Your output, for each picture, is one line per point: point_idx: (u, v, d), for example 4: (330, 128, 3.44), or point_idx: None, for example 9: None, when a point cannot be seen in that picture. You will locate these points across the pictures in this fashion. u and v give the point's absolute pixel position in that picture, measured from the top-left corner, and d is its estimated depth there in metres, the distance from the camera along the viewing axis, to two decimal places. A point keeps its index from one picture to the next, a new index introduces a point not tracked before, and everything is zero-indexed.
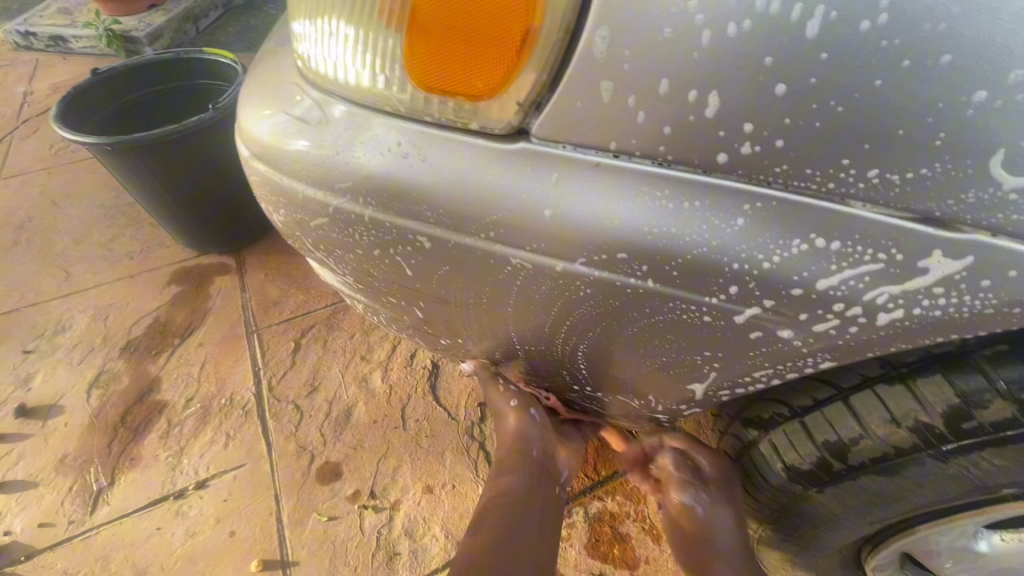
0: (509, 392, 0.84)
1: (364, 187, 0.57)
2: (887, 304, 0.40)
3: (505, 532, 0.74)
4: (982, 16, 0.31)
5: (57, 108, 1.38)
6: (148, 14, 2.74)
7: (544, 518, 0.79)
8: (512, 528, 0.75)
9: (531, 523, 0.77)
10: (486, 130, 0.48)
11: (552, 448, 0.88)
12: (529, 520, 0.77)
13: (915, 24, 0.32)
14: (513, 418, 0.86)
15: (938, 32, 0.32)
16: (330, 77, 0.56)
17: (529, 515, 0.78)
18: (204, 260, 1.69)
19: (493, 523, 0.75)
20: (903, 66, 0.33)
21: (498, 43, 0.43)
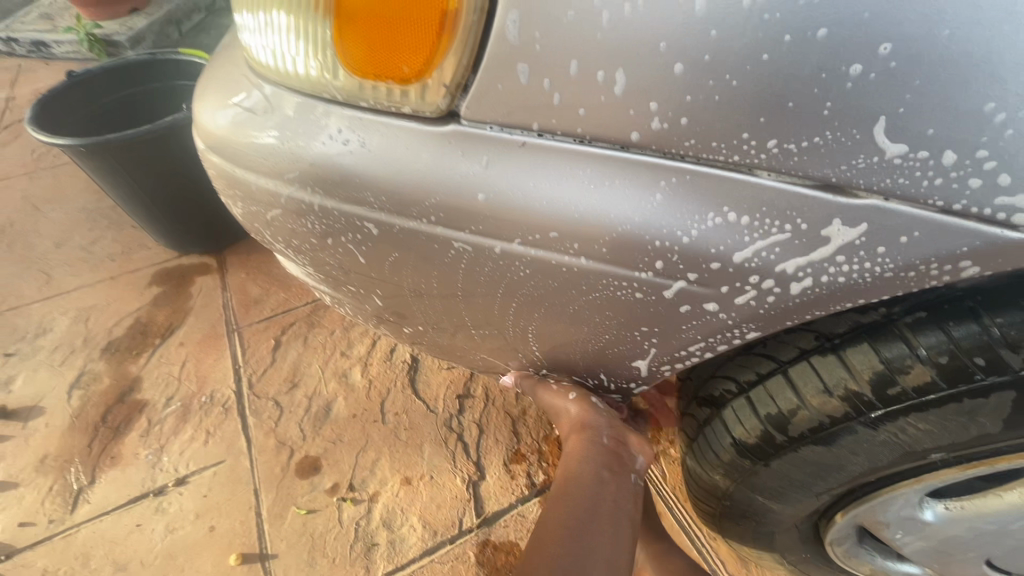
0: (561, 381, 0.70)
1: (311, 175, 0.58)
2: (796, 274, 0.42)
3: (570, 553, 0.63)
4: None
5: (31, 111, 1.39)
6: (130, 18, 2.75)
7: (616, 527, 0.67)
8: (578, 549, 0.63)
9: (602, 536, 0.65)
10: (418, 114, 0.49)
11: (622, 435, 0.72)
12: (598, 532, 0.65)
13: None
14: (574, 409, 0.71)
15: (812, 6, 0.33)
16: (273, 68, 0.57)
17: (598, 527, 0.66)
18: (185, 261, 1.70)
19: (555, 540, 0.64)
20: (785, 41, 0.34)
21: (419, 26, 0.44)
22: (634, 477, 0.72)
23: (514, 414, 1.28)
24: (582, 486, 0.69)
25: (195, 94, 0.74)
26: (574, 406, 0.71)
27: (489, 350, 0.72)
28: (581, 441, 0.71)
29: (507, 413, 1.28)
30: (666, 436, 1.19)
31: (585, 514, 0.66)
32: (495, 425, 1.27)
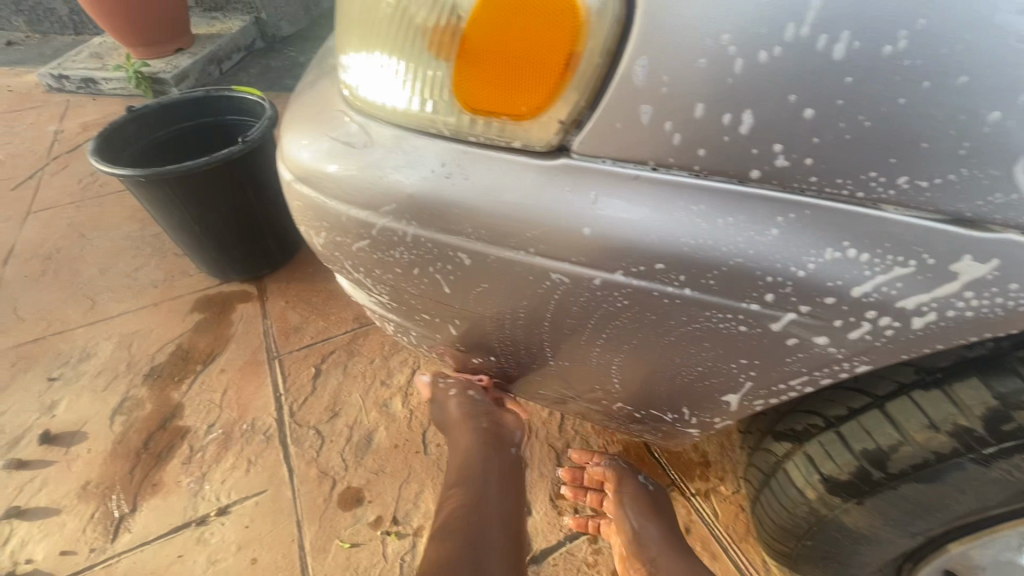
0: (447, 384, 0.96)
1: (406, 206, 0.60)
2: (919, 309, 0.42)
3: (469, 513, 0.84)
4: (997, 31, 0.33)
5: (94, 143, 1.44)
6: (175, 57, 2.90)
7: (502, 491, 0.89)
8: (473, 510, 0.84)
9: (492, 498, 0.87)
10: (527, 148, 0.51)
11: (496, 419, 0.96)
12: (488, 495, 0.87)
13: (936, 46, 0.34)
14: (455, 404, 0.96)
15: (956, 54, 0.34)
16: (377, 105, 0.60)
17: (489, 485, 0.89)
18: (226, 288, 1.73)
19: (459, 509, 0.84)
20: (924, 87, 0.35)
21: (544, 68, 0.46)
22: (511, 450, 0.96)
23: (559, 448, 1.23)
24: (472, 463, 0.91)
25: (281, 128, 0.77)
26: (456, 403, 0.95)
27: (560, 379, 0.72)
28: (465, 429, 0.94)
29: (551, 445, 1.23)
30: (716, 472, 1.17)
31: (478, 479, 0.89)
32: (539, 459, 1.21)
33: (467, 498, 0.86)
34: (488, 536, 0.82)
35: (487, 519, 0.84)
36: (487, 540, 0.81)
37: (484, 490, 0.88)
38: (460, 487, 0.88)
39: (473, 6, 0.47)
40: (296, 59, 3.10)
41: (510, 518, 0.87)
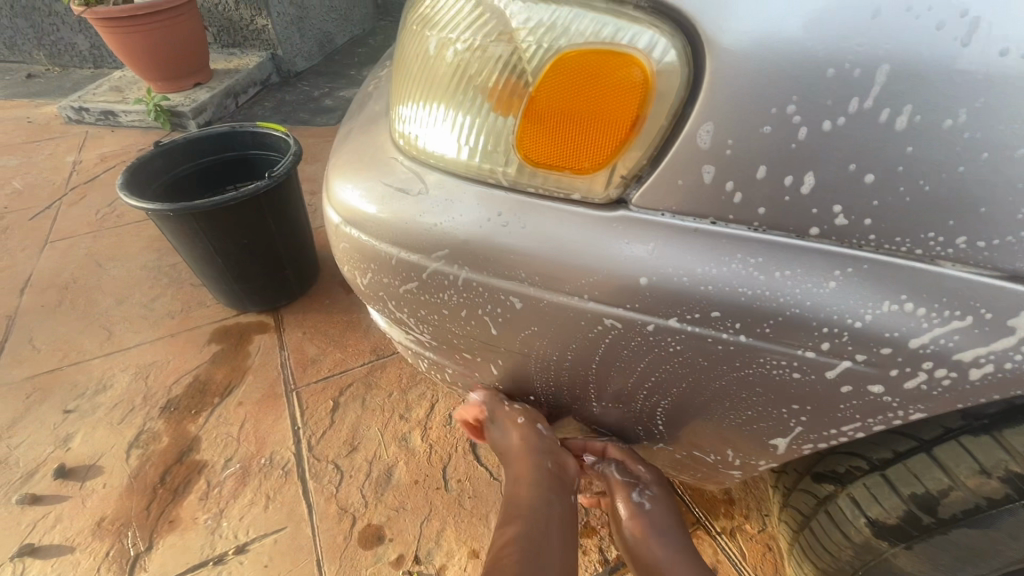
0: (515, 409, 0.79)
1: (460, 251, 0.62)
2: (976, 361, 0.44)
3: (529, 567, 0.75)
4: None
5: (123, 177, 1.47)
6: (194, 91, 2.98)
7: (562, 540, 0.81)
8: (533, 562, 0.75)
9: (551, 549, 0.79)
10: (586, 200, 0.53)
11: (560, 458, 0.86)
12: (549, 545, 0.79)
13: (995, 121, 0.37)
14: (516, 433, 0.82)
15: (1013, 129, 0.37)
16: (433, 153, 0.63)
17: (550, 536, 0.80)
18: (243, 319, 1.73)
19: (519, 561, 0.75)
20: (982, 157, 0.38)
21: (609, 128, 0.49)
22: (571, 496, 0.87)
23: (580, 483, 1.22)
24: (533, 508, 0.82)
25: (328, 172, 0.80)
26: (518, 434, 0.82)
27: (597, 419, 0.73)
28: (528, 464, 0.83)
29: None
30: (739, 510, 1.16)
31: (539, 526, 0.80)
32: None
33: (525, 547, 0.77)
34: None
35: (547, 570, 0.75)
36: None
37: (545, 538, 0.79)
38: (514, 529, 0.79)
39: (542, 69, 0.50)
40: (310, 93, 3.19)
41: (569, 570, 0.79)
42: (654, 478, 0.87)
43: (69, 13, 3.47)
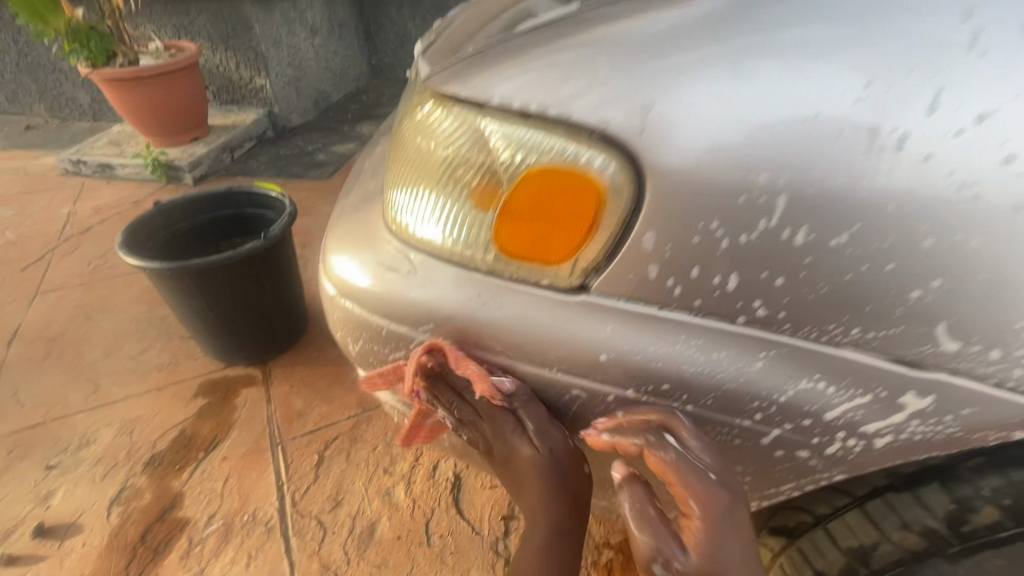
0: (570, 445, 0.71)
1: (445, 325, 0.69)
2: (878, 432, 0.52)
3: None
4: (906, 231, 0.44)
5: (122, 238, 1.56)
6: (191, 146, 3.09)
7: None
8: None
9: None
10: (553, 285, 0.61)
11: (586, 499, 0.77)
12: None
13: (873, 239, 0.45)
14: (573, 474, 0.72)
15: (887, 247, 0.45)
16: (421, 238, 0.71)
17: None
18: (231, 371, 1.76)
19: None
20: (865, 268, 0.46)
21: (572, 228, 0.58)
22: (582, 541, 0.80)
23: None
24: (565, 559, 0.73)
25: (326, 245, 0.89)
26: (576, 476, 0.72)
27: None
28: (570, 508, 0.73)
29: None
30: None
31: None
32: None
33: None
34: None
35: None
36: None
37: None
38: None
39: (515, 179, 0.59)
40: (304, 148, 3.33)
41: None
42: (699, 532, 0.56)
43: (73, 69, 3.62)
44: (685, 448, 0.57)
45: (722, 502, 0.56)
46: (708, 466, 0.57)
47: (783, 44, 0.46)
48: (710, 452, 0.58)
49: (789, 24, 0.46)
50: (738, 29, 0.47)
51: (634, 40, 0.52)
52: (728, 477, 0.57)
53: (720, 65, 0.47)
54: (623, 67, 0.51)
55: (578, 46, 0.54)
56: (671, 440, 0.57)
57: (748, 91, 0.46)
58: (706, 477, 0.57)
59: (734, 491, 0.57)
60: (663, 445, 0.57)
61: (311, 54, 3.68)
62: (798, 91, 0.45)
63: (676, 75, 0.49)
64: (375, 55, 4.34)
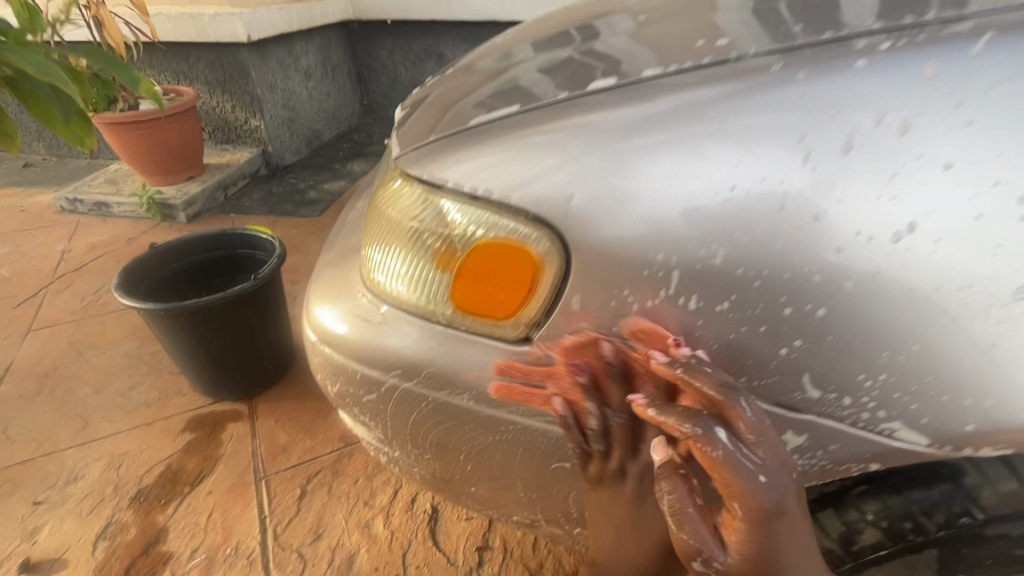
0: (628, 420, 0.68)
1: (412, 370, 0.78)
2: None
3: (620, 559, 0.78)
4: (769, 298, 0.54)
5: (118, 279, 1.65)
6: (186, 184, 3.20)
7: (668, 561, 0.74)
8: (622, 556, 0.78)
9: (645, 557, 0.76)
10: (501, 337, 0.71)
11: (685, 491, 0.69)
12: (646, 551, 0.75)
13: (751, 306, 0.55)
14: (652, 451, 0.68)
15: (762, 312, 0.55)
16: (393, 292, 0.81)
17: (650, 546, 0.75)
18: (218, 407, 1.82)
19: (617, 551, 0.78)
20: (744, 329, 0.56)
21: (515, 290, 0.68)
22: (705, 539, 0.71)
23: (533, 567, 1.33)
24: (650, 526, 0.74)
25: (310, 292, 0.98)
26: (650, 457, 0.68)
27: (531, 506, 0.85)
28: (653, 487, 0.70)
29: (526, 568, 1.32)
30: None
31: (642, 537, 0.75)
32: None
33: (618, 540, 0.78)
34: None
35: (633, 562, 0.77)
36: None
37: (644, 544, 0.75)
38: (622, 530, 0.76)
39: (470, 248, 0.70)
40: (296, 186, 3.45)
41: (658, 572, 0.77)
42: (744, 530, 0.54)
43: None
44: (740, 444, 0.53)
45: (775, 495, 0.53)
46: (763, 460, 0.53)
47: (731, 130, 0.54)
48: (767, 447, 0.53)
49: (721, 118, 0.55)
50: (689, 119, 0.56)
51: (559, 144, 0.63)
52: (783, 477, 0.53)
53: (674, 149, 0.57)
54: (594, 144, 0.61)
55: (547, 135, 0.65)
56: (723, 434, 0.54)
57: (644, 189, 0.58)
58: (757, 477, 0.53)
59: (784, 485, 0.53)
60: (712, 439, 0.53)
61: (305, 96, 3.85)
62: (713, 179, 0.54)
63: (590, 173, 0.61)
64: (367, 96, 4.52)
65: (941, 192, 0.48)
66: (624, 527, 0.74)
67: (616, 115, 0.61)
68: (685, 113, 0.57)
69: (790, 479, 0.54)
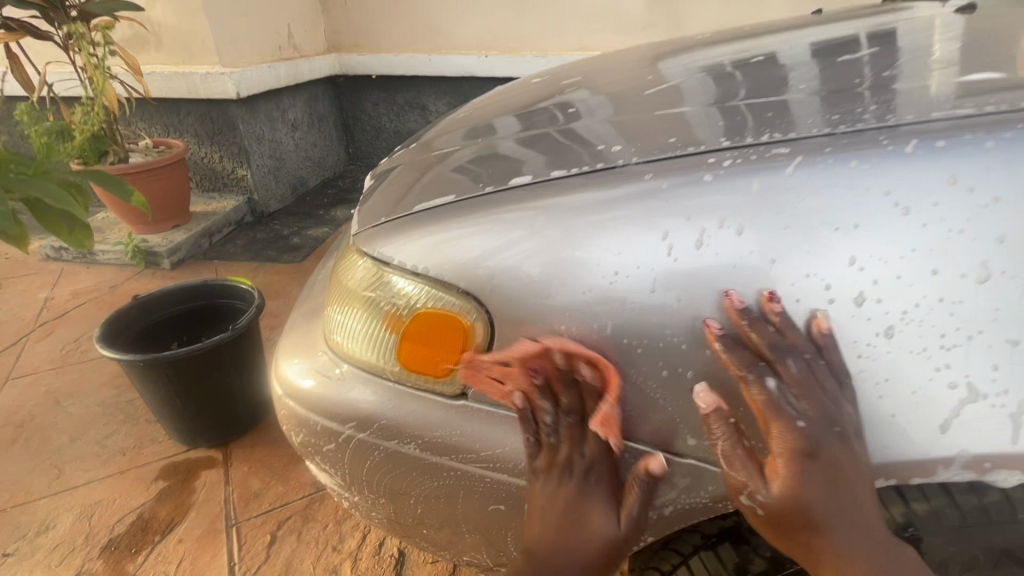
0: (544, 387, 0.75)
1: (366, 421, 0.88)
2: (665, 503, 0.72)
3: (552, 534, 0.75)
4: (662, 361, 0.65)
5: (101, 330, 1.74)
6: (171, 232, 3.30)
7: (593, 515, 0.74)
8: (560, 532, 0.74)
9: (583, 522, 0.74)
10: (443, 393, 0.82)
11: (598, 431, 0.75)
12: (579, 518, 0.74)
13: (656, 370, 0.66)
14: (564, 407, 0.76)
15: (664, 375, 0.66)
16: (349, 352, 0.91)
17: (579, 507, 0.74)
18: (193, 454, 1.86)
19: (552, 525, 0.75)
20: (652, 387, 0.67)
21: (448, 353, 0.79)
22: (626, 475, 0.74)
23: None
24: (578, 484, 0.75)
25: (279, 348, 1.08)
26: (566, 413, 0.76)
27: (477, 547, 0.91)
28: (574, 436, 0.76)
29: None
30: None
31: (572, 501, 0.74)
32: None
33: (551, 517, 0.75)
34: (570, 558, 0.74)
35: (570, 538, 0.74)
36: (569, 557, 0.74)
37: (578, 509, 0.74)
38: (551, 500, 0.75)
39: (411, 315, 0.81)
40: (280, 232, 3.56)
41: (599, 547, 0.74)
42: (791, 467, 0.59)
43: None
44: (784, 390, 0.60)
45: (823, 440, 0.58)
46: (806, 409, 0.59)
47: (677, 209, 0.64)
48: (812, 398, 0.59)
49: (668, 200, 0.65)
50: (635, 202, 0.67)
51: (526, 220, 0.73)
52: (826, 428, 0.58)
53: (625, 227, 0.66)
54: (550, 220, 0.72)
55: (519, 212, 0.75)
56: (772, 382, 0.60)
57: (575, 266, 0.68)
58: (797, 421, 0.59)
59: (828, 432, 0.58)
60: (762, 384, 0.60)
61: (291, 146, 4.02)
62: (659, 255, 0.64)
63: (551, 245, 0.70)
64: (352, 144, 4.71)
65: (798, 278, 0.59)
66: (560, 528, 0.74)
67: (527, 209, 0.74)
68: (629, 200, 0.67)
69: (835, 430, 0.58)
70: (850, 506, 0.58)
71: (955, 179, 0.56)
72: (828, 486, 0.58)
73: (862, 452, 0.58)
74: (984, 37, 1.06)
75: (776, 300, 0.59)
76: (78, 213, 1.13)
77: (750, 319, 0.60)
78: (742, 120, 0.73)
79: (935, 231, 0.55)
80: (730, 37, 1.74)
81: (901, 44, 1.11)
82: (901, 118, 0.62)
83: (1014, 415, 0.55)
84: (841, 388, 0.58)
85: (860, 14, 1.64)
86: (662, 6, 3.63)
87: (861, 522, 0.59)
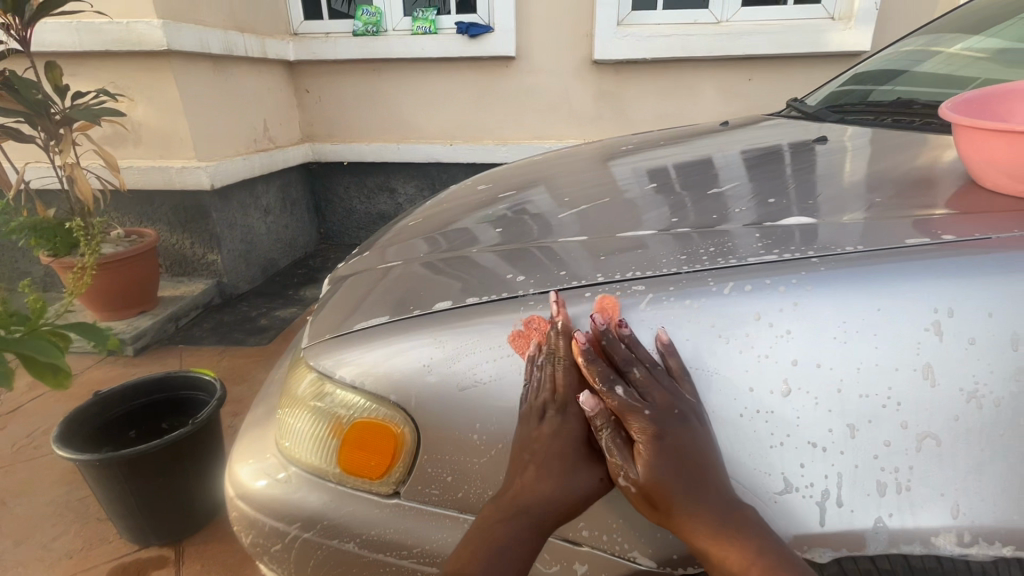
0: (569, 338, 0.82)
1: (309, 522, 0.96)
2: None
3: (519, 479, 0.80)
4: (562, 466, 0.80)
5: (58, 430, 1.76)
6: (137, 318, 3.34)
7: (561, 462, 0.79)
8: (521, 474, 0.80)
9: (547, 471, 0.79)
10: (377, 493, 0.92)
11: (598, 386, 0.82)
12: (544, 467, 0.79)
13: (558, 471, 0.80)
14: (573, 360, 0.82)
15: None
16: (296, 455, 1.01)
17: (547, 453, 0.79)
18: (144, 553, 1.84)
19: (517, 469, 0.80)
20: None
21: (380, 454, 0.90)
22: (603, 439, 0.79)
23: None
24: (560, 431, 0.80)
25: (234, 448, 1.16)
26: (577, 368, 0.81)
27: None
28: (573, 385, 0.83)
29: None
30: None
31: (546, 446, 0.80)
32: None
33: (518, 463, 0.81)
34: (534, 507, 0.78)
35: (534, 484, 0.79)
36: (532, 505, 0.78)
37: (546, 452, 0.79)
38: (523, 443, 0.81)
39: (353, 420, 0.93)
40: (248, 314, 3.64)
41: (559, 500, 0.78)
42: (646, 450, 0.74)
43: None
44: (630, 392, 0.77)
45: (670, 423, 0.74)
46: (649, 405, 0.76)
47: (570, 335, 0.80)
48: (653, 394, 0.75)
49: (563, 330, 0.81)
50: None
51: (466, 335, 0.87)
52: (665, 415, 0.74)
53: None
54: (476, 340, 0.86)
55: (456, 332, 0.88)
56: (619, 389, 0.78)
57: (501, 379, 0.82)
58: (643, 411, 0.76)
59: (668, 417, 0.74)
60: (613, 391, 0.78)
61: (264, 230, 4.17)
62: None
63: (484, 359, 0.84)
64: (324, 225, 4.90)
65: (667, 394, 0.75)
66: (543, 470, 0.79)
67: (450, 330, 0.88)
68: None
69: (674, 415, 0.74)
70: (701, 475, 0.72)
71: (759, 315, 0.74)
72: (675, 460, 0.73)
73: (701, 432, 0.73)
74: (838, 162, 1.30)
75: (625, 324, 0.79)
76: (58, 360, 1.24)
77: (607, 336, 0.79)
78: (618, 255, 0.91)
79: (748, 355, 0.74)
80: (654, 143, 2.00)
81: (773, 167, 1.35)
82: (727, 262, 0.81)
83: (820, 501, 0.72)
84: (678, 385, 0.75)
85: (759, 128, 1.93)
86: (608, 101, 4.07)
87: (708, 493, 0.71)
